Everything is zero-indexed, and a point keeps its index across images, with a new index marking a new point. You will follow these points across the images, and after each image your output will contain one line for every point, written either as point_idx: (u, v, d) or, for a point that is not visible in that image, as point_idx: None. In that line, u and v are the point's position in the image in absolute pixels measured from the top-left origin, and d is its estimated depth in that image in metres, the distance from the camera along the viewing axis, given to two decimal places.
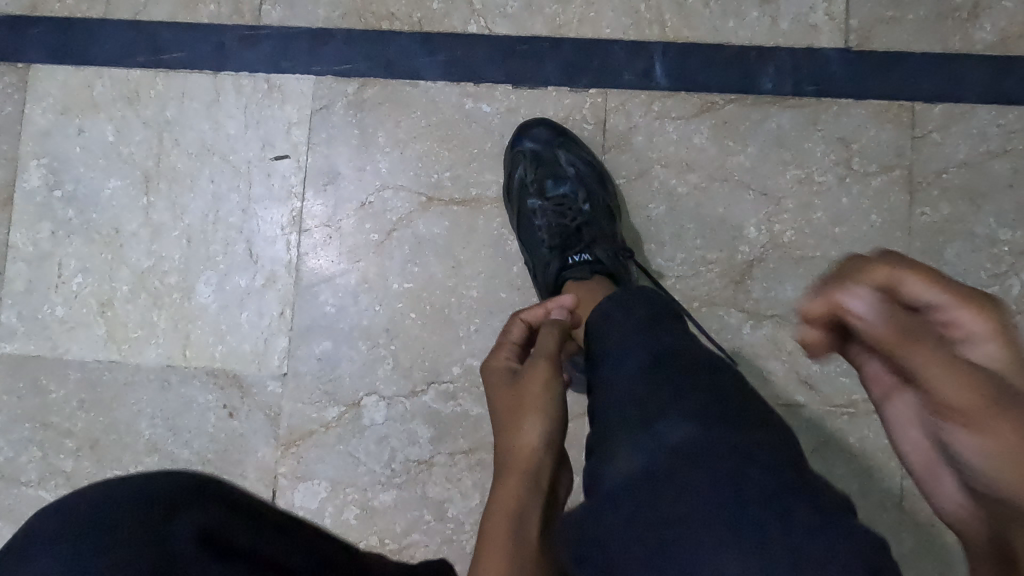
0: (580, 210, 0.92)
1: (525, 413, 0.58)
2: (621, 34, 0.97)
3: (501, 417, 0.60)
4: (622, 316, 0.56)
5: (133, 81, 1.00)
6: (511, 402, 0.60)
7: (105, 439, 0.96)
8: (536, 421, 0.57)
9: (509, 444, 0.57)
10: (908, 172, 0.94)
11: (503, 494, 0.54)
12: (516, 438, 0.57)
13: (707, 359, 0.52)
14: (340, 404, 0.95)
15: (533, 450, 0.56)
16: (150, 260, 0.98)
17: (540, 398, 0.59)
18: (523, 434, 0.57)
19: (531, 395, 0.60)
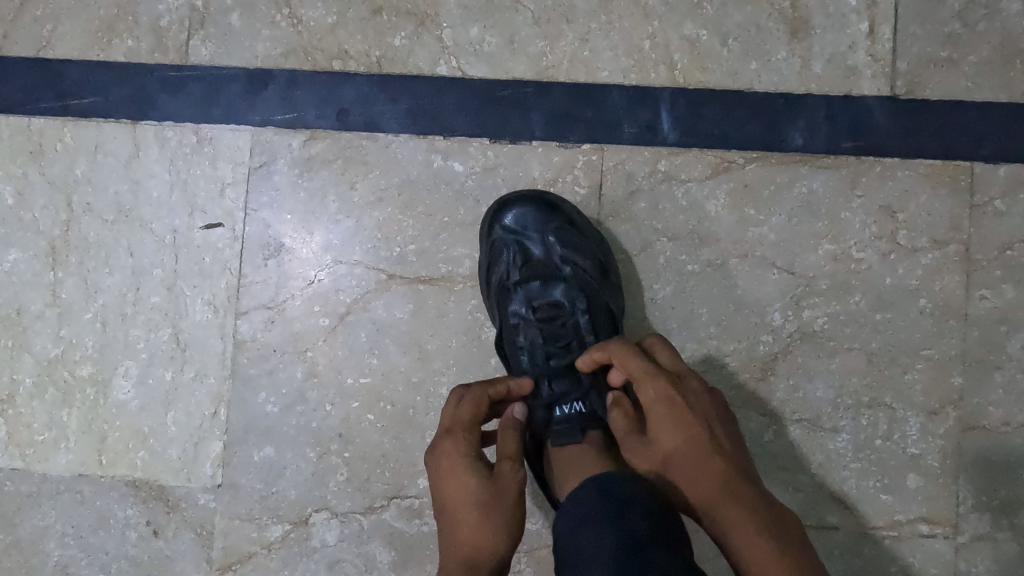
0: (576, 327, 0.74)
1: (490, 514, 0.54)
2: (620, 78, 0.81)
3: (457, 518, 0.55)
4: (606, 522, 0.48)
5: (36, 132, 0.83)
6: (474, 505, 0.55)
7: (7, 561, 0.81)
8: (501, 529, 0.54)
9: (467, 543, 0.54)
10: (965, 248, 0.78)
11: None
12: (478, 537, 0.54)
13: (668, 524, 0.49)
14: (284, 522, 0.80)
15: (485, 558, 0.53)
16: (59, 347, 0.82)
17: (506, 509, 0.55)
18: (486, 537, 0.54)
19: (502, 500, 0.55)
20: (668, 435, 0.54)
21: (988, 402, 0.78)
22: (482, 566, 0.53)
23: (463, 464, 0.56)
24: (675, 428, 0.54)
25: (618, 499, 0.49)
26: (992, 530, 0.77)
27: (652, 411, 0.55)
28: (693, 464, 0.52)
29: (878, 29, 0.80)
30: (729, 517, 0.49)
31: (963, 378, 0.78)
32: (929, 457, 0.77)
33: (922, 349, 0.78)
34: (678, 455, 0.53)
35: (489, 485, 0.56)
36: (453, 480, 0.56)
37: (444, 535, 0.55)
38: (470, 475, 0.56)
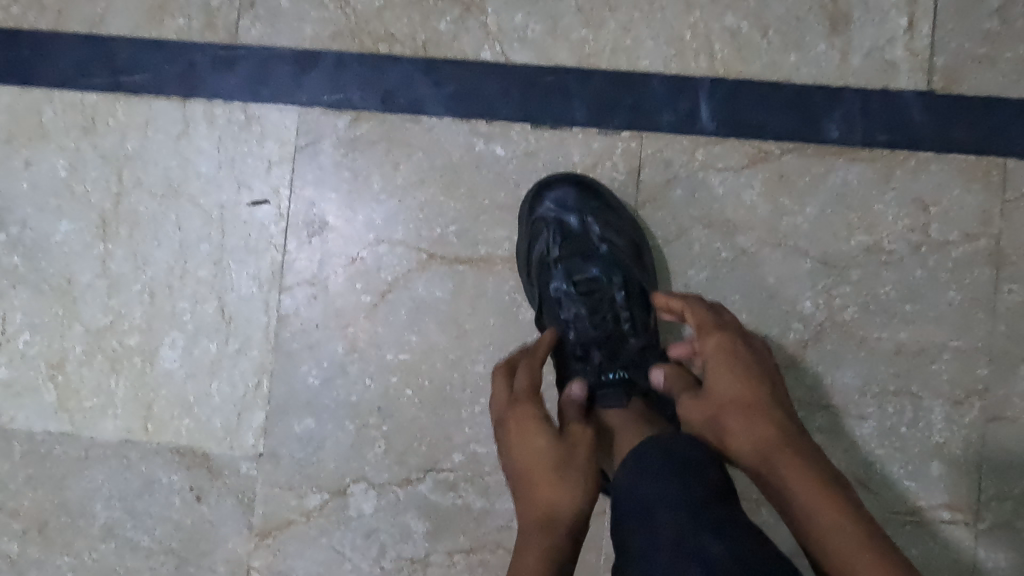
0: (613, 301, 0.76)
1: (562, 472, 0.54)
2: (661, 67, 0.83)
3: (532, 479, 0.54)
4: (673, 486, 0.49)
5: (89, 107, 0.85)
6: (548, 463, 0.54)
7: (54, 522, 0.84)
8: (578, 486, 0.54)
9: (546, 499, 0.53)
10: (996, 242, 0.80)
11: (539, 542, 0.51)
12: (560, 496, 0.53)
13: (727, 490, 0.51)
14: (322, 491, 0.83)
15: (563, 517, 0.53)
16: (107, 317, 0.85)
17: (580, 471, 0.55)
18: (565, 494, 0.53)
19: (577, 461, 0.55)
20: (724, 375, 0.55)
21: (1013, 394, 0.79)
22: (558, 528, 0.52)
23: (529, 428, 0.56)
24: (733, 374, 0.55)
25: (683, 465, 0.51)
26: (1012, 519, 0.79)
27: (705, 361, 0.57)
28: (745, 410, 0.53)
29: (917, 24, 0.81)
30: (780, 461, 0.50)
31: (990, 369, 0.80)
32: (953, 445, 0.79)
33: (949, 340, 0.80)
34: (732, 401, 0.54)
35: (563, 446, 0.56)
36: (526, 440, 0.56)
37: (522, 498, 0.54)
38: (544, 435, 0.56)
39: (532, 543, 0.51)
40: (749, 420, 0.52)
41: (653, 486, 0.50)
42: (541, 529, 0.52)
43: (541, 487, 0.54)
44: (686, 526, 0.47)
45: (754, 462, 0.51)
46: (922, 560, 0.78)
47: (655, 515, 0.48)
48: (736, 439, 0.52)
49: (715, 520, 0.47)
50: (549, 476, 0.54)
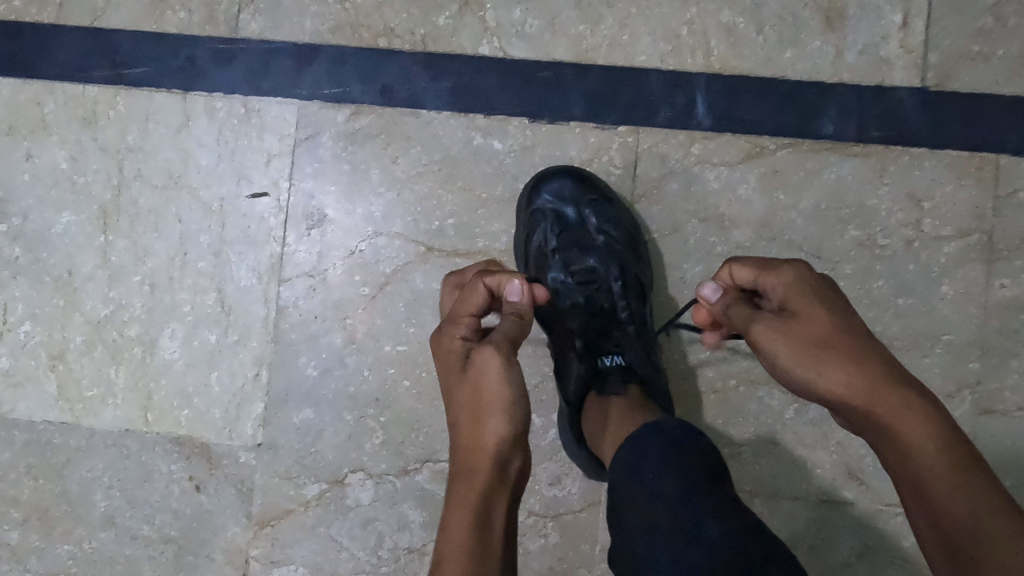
0: (611, 291, 0.77)
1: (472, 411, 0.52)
2: (657, 63, 0.83)
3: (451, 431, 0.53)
4: (665, 472, 0.51)
5: (90, 100, 0.86)
6: (460, 404, 0.53)
7: (54, 510, 0.85)
8: (491, 419, 0.51)
9: (461, 450, 0.51)
10: (988, 238, 0.81)
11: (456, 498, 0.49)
12: (471, 437, 0.51)
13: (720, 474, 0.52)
14: (320, 481, 0.84)
15: (483, 452, 0.50)
16: (108, 308, 0.85)
17: (495, 397, 0.52)
18: (477, 434, 0.51)
19: (483, 394, 0.52)
20: (815, 316, 0.51)
21: (1004, 388, 0.80)
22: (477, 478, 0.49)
23: (449, 371, 0.55)
24: (826, 314, 0.51)
25: (677, 451, 0.52)
26: None
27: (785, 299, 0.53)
28: (848, 358, 0.49)
29: (911, 21, 0.82)
30: (891, 404, 0.46)
31: (981, 363, 0.81)
32: None
33: (942, 334, 0.81)
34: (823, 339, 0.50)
35: (476, 375, 0.53)
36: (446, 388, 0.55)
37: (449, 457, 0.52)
38: (456, 376, 0.54)
39: (451, 504, 0.49)
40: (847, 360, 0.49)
41: (652, 467, 0.51)
42: (459, 484, 0.49)
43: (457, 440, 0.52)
44: (685, 506, 0.49)
45: (859, 407, 0.48)
46: (914, 551, 0.79)
47: (652, 499, 0.50)
48: (828, 380, 0.49)
49: (712, 503, 0.49)
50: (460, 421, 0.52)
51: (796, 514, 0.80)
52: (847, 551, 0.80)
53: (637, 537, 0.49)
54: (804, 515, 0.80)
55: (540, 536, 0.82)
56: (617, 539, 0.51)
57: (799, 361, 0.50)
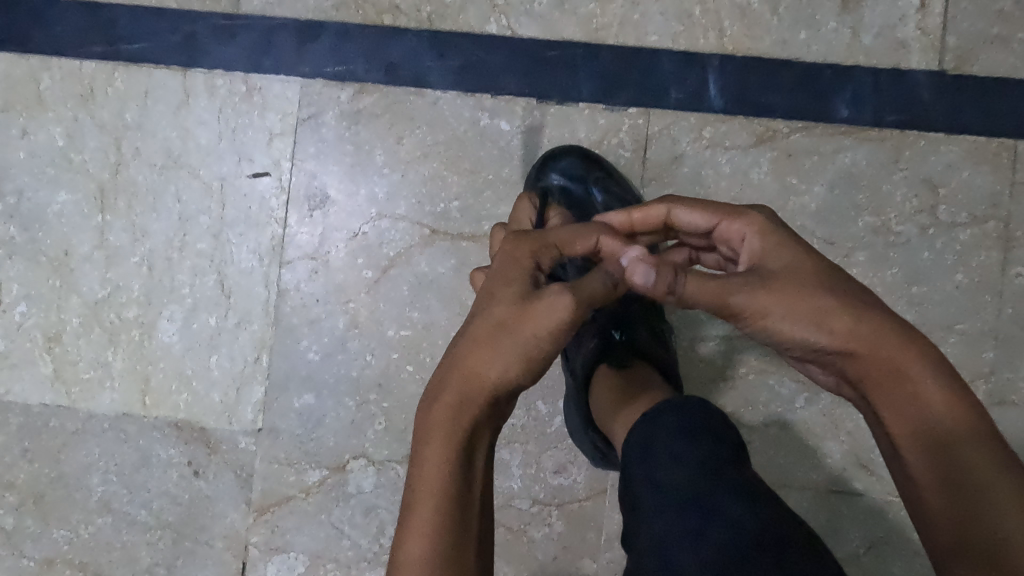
0: None
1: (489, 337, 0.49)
2: (669, 43, 0.81)
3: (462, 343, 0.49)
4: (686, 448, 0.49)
5: (88, 75, 0.84)
6: (494, 330, 0.49)
7: (50, 495, 0.83)
8: (508, 355, 0.48)
9: (465, 371, 0.48)
10: (1004, 225, 0.79)
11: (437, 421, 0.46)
12: (481, 366, 0.48)
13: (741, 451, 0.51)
14: (322, 467, 0.82)
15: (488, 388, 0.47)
16: (105, 289, 0.84)
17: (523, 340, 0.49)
18: (491, 363, 0.48)
19: (526, 329, 0.49)
20: (775, 250, 0.50)
21: (1018, 378, 0.79)
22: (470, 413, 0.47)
23: (509, 281, 0.51)
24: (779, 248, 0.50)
25: (697, 425, 0.51)
26: None
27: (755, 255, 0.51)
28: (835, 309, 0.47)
29: (930, 2, 0.80)
30: (894, 366, 0.46)
31: (996, 353, 0.79)
32: None
33: (956, 323, 0.79)
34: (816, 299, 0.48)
35: (533, 303, 0.49)
36: (493, 301, 0.50)
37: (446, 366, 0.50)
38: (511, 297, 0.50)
39: (436, 417, 0.46)
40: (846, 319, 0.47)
41: (670, 449, 0.50)
42: (450, 406, 0.47)
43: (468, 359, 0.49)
44: (705, 485, 0.47)
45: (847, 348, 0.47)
46: None
47: (674, 473, 0.49)
48: (808, 326, 0.47)
49: (735, 481, 0.48)
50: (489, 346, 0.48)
51: (806, 505, 0.79)
52: (857, 541, 0.78)
53: (656, 522, 0.48)
54: (814, 505, 0.79)
55: (545, 525, 0.81)
56: (633, 525, 0.50)
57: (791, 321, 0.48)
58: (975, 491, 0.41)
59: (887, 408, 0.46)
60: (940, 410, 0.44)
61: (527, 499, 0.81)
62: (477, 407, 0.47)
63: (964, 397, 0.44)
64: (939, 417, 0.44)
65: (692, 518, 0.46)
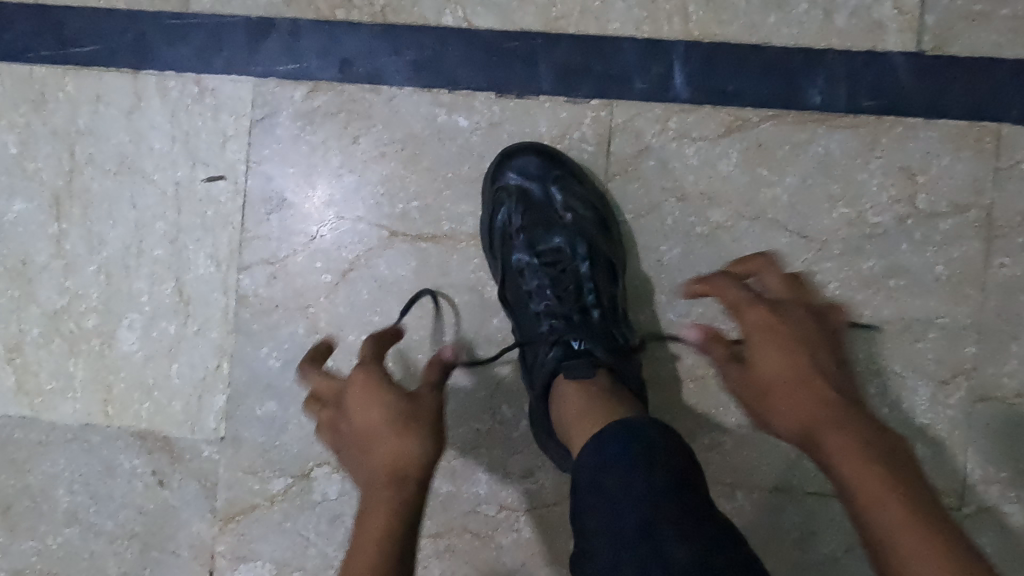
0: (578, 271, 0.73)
1: (412, 426, 0.47)
2: (632, 30, 0.78)
3: (354, 404, 0.48)
4: (631, 479, 0.47)
5: (38, 81, 0.82)
6: (394, 415, 0.47)
7: (17, 507, 0.83)
8: (423, 438, 0.47)
9: (390, 464, 0.46)
10: (988, 214, 0.76)
11: (373, 521, 0.44)
12: (398, 452, 0.46)
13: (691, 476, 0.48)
14: (286, 475, 0.81)
15: (407, 471, 0.46)
16: (64, 298, 0.82)
17: (430, 419, 0.48)
18: (409, 453, 0.47)
19: (419, 414, 0.48)
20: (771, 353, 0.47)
21: (1002, 374, 0.76)
22: (412, 462, 0.46)
23: (377, 385, 0.49)
24: (782, 350, 0.46)
25: (647, 454, 0.49)
26: (1000, 502, 0.75)
27: (774, 330, 0.47)
28: (782, 368, 0.46)
29: None
30: (826, 438, 0.43)
31: (978, 348, 0.76)
32: (939, 427, 0.76)
33: (937, 318, 0.76)
34: (798, 400, 0.45)
35: (405, 408, 0.48)
36: (372, 404, 0.48)
37: (353, 478, 0.48)
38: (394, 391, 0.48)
39: (361, 537, 0.44)
40: (831, 409, 0.44)
41: (615, 475, 0.48)
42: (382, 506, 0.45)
43: (363, 413, 0.48)
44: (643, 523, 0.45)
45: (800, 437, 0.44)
46: None
47: (614, 508, 0.47)
48: (778, 403, 0.46)
49: (678, 510, 0.46)
50: (400, 426, 0.47)
51: (778, 507, 0.76)
52: (835, 544, 0.76)
53: (606, 549, 0.46)
54: (788, 507, 0.76)
55: (513, 531, 0.79)
56: (581, 550, 0.49)
57: (778, 385, 0.46)
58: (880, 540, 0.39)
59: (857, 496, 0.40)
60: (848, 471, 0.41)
61: (494, 504, 0.79)
62: (394, 518, 0.44)
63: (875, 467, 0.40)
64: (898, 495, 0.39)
65: (631, 555, 0.44)
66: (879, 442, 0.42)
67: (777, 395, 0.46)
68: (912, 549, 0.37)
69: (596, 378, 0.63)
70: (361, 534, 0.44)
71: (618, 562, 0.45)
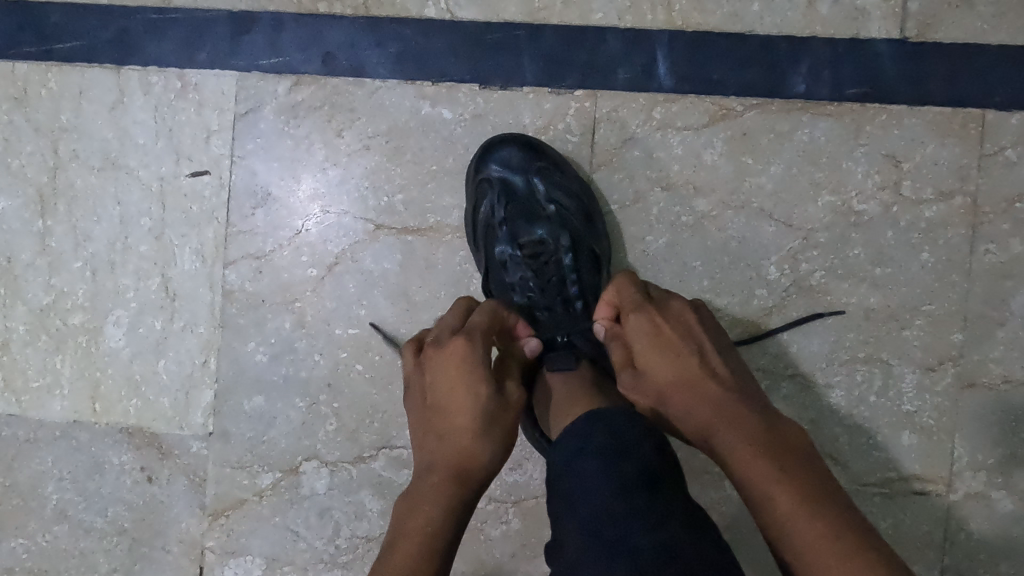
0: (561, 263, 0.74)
1: (489, 432, 0.54)
2: (615, 20, 0.78)
3: (444, 378, 0.55)
4: (601, 466, 0.48)
5: (20, 78, 0.82)
6: (478, 411, 0.54)
7: (6, 504, 0.83)
8: (494, 444, 0.54)
9: (461, 453, 0.53)
10: (973, 200, 0.76)
11: (430, 501, 0.51)
12: (471, 447, 0.53)
13: (663, 464, 0.49)
14: (274, 470, 0.81)
15: (474, 466, 0.53)
16: (50, 296, 0.82)
17: (506, 427, 0.55)
18: (479, 452, 0.53)
19: (499, 419, 0.54)
20: (656, 358, 0.51)
21: (988, 360, 0.76)
22: (479, 461, 0.53)
23: (474, 372, 0.54)
24: (663, 353, 0.51)
25: (620, 442, 0.49)
26: (987, 488, 0.75)
27: (659, 330, 0.52)
28: (676, 372, 0.50)
29: None
30: (726, 437, 0.46)
31: (964, 334, 0.76)
32: (925, 414, 0.76)
33: (923, 304, 0.76)
34: (686, 393, 0.49)
35: (488, 409, 0.54)
36: (462, 388, 0.54)
37: (422, 451, 0.54)
38: (486, 385, 0.54)
39: (415, 506, 0.51)
40: (716, 406, 0.48)
41: (587, 462, 0.49)
42: (441, 489, 0.52)
43: (454, 391, 0.54)
44: (612, 510, 0.46)
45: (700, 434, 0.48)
46: (893, 531, 0.76)
47: (585, 495, 0.48)
48: (673, 404, 0.50)
49: (648, 497, 0.46)
50: (478, 425, 0.53)
51: None
52: None
53: (572, 547, 0.46)
54: None
55: (501, 523, 0.79)
56: (555, 538, 0.49)
57: (673, 387, 0.50)
58: (780, 525, 0.42)
59: (757, 487, 0.44)
60: (746, 464, 0.44)
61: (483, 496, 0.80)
62: (445, 508, 0.51)
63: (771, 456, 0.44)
64: (788, 486, 0.43)
65: (599, 540, 0.45)
66: (764, 435, 0.46)
67: (671, 397, 0.50)
68: (810, 529, 0.41)
69: (581, 368, 0.64)
70: (418, 505, 0.51)
71: (587, 546, 0.45)
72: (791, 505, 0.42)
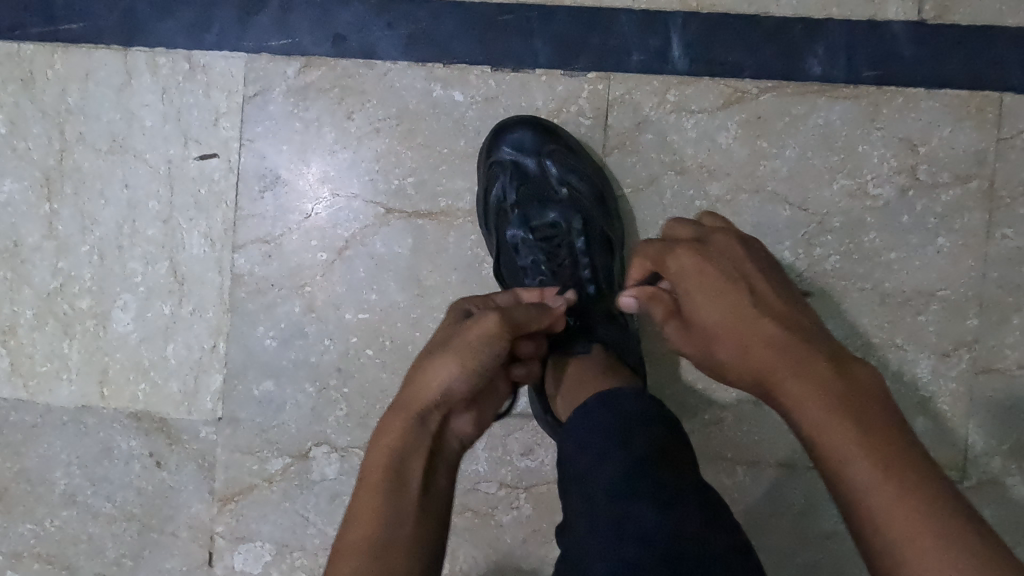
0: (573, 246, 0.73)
1: (443, 354, 0.50)
2: (629, 2, 0.77)
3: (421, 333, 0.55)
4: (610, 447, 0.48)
5: (26, 59, 0.81)
6: (434, 341, 0.52)
7: (14, 490, 0.82)
8: (448, 365, 0.49)
9: (417, 381, 0.50)
10: (990, 184, 0.75)
11: (386, 434, 0.47)
12: (424, 373, 0.50)
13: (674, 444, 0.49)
14: (284, 455, 0.80)
15: (430, 394, 0.49)
16: (57, 279, 0.81)
17: (468, 344, 0.50)
18: (433, 378, 0.49)
19: (459, 337, 0.50)
20: (706, 305, 0.45)
21: (1004, 345, 0.75)
22: (434, 388, 0.49)
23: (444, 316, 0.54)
24: (713, 299, 0.45)
25: (629, 422, 0.49)
26: (1001, 474, 0.75)
27: (699, 276, 0.46)
28: (727, 319, 0.44)
29: None
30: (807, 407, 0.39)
31: (980, 319, 0.75)
32: (940, 399, 0.75)
33: (938, 289, 0.75)
34: (742, 343, 0.43)
35: (445, 336, 0.52)
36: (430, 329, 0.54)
37: None
38: (447, 321, 0.53)
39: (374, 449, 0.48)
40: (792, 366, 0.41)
41: (597, 443, 0.48)
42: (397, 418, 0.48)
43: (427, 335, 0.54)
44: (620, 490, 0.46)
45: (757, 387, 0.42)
46: None
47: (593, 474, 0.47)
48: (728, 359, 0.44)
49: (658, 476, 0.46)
50: (432, 351, 0.51)
51: (779, 482, 0.76)
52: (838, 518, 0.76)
53: (581, 528, 0.46)
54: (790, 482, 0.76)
55: (513, 508, 0.79)
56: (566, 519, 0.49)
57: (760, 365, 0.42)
58: (844, 482, 0.36)
59: (831, 450, 0.37)
60: (816, 423, 0.38)
61: (494, 482, 0.79)
62: (397, 441, 0.47)
63: (848, 413, 0.37)
64: (845, 423, 0.37)
65: (607, 521, 0.45)
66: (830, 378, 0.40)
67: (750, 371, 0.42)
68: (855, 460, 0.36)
69: (593, 353, 0.64)
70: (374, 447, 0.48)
71: (595, 526, 0.45)
72: (847, 444, 0.37)
